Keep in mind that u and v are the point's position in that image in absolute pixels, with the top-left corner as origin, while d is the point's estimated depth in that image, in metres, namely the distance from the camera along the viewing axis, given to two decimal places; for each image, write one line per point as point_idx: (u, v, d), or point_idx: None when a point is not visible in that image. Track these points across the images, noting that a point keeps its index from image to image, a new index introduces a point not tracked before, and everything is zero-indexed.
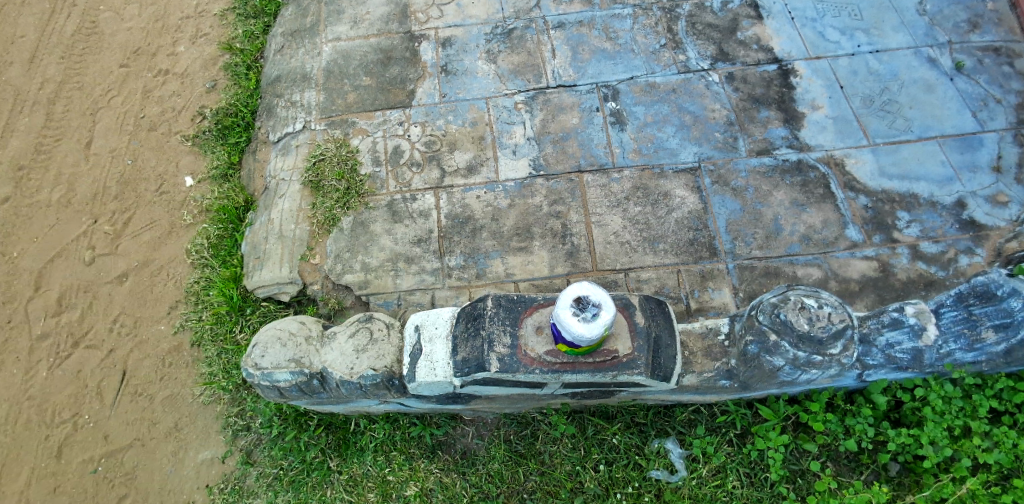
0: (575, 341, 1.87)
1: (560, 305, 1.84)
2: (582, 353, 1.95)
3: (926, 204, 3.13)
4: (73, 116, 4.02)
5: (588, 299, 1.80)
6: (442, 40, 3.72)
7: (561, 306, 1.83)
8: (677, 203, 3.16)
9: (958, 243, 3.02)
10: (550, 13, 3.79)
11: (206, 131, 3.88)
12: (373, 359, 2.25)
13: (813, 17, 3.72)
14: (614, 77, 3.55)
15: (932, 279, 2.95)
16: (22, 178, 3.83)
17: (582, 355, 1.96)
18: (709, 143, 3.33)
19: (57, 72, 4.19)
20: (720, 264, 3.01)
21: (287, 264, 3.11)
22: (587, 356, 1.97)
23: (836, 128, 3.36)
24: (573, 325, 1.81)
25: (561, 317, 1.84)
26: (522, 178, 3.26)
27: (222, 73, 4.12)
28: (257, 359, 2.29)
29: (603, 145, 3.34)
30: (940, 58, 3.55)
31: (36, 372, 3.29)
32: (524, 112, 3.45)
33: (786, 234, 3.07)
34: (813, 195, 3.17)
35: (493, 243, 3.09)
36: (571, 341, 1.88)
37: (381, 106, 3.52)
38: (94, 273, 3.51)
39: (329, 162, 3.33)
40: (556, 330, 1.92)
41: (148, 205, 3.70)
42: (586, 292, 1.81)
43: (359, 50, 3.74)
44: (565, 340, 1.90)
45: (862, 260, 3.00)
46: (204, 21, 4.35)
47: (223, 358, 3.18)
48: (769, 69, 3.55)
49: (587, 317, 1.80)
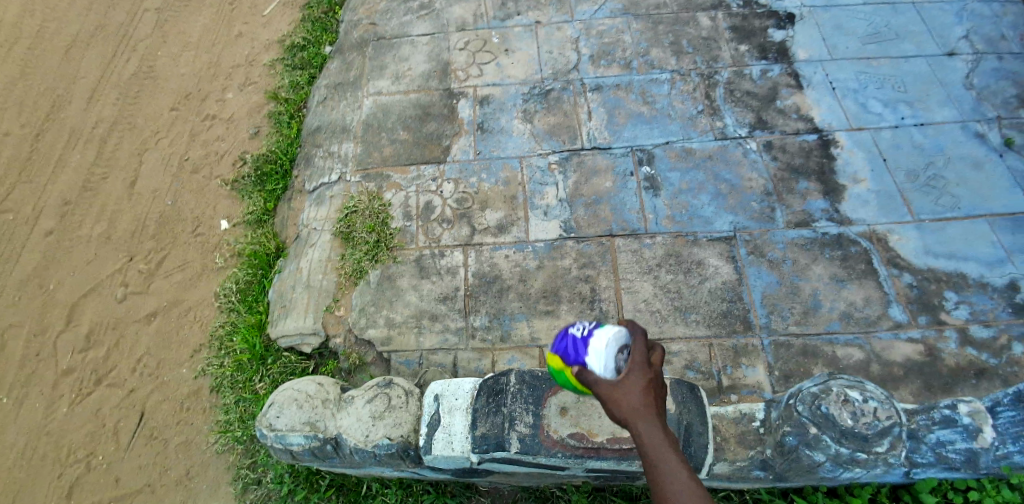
0: (588, 364, 1.68)
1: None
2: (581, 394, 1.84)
3: (975, 286, 2.98)
4: (122, 156, 4.17)
5: (627, 340, 1.69)
6: (479, 99, 3.79)
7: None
8: (711, 272, 3.08)
9: (1010, 329, 2.86)
10: (588, 76, 3.83)
11: (245, 177, 3.96)
12: (390, 428, 2.15)
13: (854, 89, 3.68)
14: (649, 141, 3.53)
15: (984, 367, 2.78)
16: (67, 212, 3.95)
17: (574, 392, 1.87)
18: (746, 213, 3.25)
19: (111, 113, 4.38)
20: (754, 340, 2.88)
21: (311, 315, 3.11)
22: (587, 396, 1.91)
23: (879, 203, 3.26)
24: (610, 342, 1.67)
25: (585, 330, 1.73)
26: (552, 239, 3.22)
27: (265, 121, 4.25)
28: (271, 420, 2.21)
29: (635, 210, 3.29)
30: (988, 133, 3.46)
31: (57, 407, 3.29)
32: (557, 173, 3.45)
33: (825, 310, 2.95)
34: (854, 271, 3.05)
35: (518, 305, 3.03)
36: (580, 362, 1.71)
37: (415, 162, 3.56)
38: (124, 311, 3.55)
39: (361, 214, 3.35)
40: (566, 336, 1.80)
41: (183, 246, 3.76)
42: (624, 328, 1.70)
43: (398, 104, 3.82)
44: (572, 358, 1.73)
45: (907, 342, 2.85)
46: (254, 71, 4.54)
47: (240, 407, 3.10)
48: (808, 138, 3.50)
49: (619, 366, 1.66)
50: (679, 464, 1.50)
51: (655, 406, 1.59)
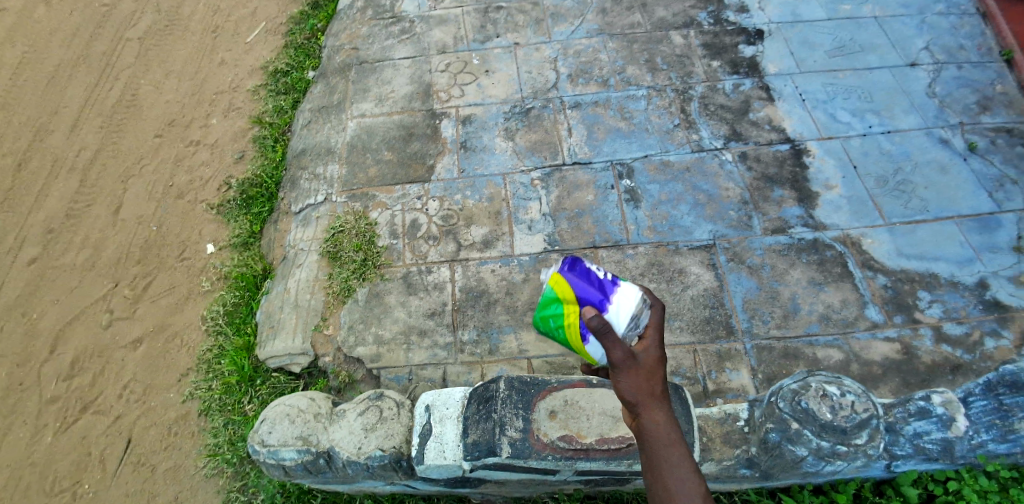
0: (608, 311, 1.64)
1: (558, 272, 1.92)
2: (552, 330, 1.84)
3: (946, 285, 3.09)
4: (106, 183, 4.18)
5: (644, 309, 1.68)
6: (462, 118, 3.88)
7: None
8: (692, 280, 3.15)
9: (982, 325, 2.96)
10: (567, 94, 3.94)
11: (230, 200, 3.98)
12: (382, 439, 2.18)
13: (823, 100, 3.83)
14: (628, 155, 3.63)
15: (959, 363, 2.86)
16: (50, 240, 3.94)
17: (547, 325, 1.84)
18: (724, 221, 3.35)
19: (94, 141, 4.39)
20: (737, 345, 2.95)
21: (300, 334, 3.12)
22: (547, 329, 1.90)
23: (851, 208, 3.37)
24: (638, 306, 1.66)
25: (613, 278, 1.70)
26: (536, 253, 3.28)
27: (250, 145, 4.29)
28: (264, 436, 2.23)
29: (617, 222, 3.37)
30: (952, 139, 3.61)
31: (42, 436, 3.24)
32: (540, 189, 3.52)
33: (804, 313, 3.03)
34: (831, 274, 3.15)
35: (506, 318, 3.07)
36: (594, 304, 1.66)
37: (400, 181, 3.62)
38: (109, 337, 3.53)
39: (348, 234, 3.39)
40: (581, 269, 1.72)
41: (169, 271, 3.76)
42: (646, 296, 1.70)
43: (382, 126, 3.89)
44: (588, 297, 1.67)
45: (884, 342, 2.94)
46: (238, 96, 4.59)
47: (229, 429, 3.09)
48: (781, 148, 3.62)
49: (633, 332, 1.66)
50: (683, 454, 1.47)
51: (664, 391, 1.56)
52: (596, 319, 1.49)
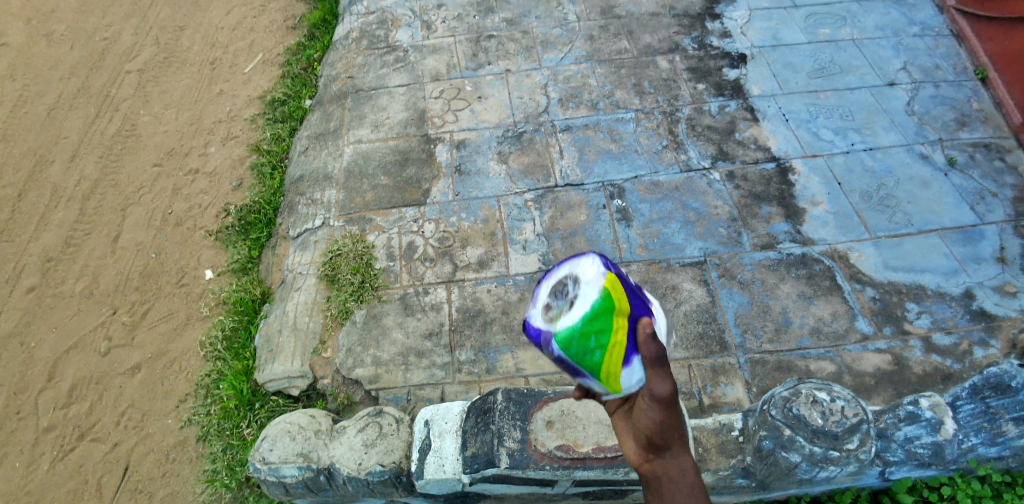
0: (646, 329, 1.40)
1: (548, 280, 1.44)
2: (578, 355, 1.28)
3: (934, 296, 3.16)
4: (104, 212, 4.23)
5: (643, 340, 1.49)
6: (456, 143, 3.97)
7: (545, 284, 1.44)
8: (685, 296, 3.21)
9: (970, 335, 3.02)
10: (558, 118, 4.05)
11: (229, 227, 4.03)
12: (381, 455, 2.20)
13: (806, 119, 3.95)
14: (619, 176, 3.72)
15: (949, 372, 2.91)
16: (49, 268, 3.98)
17: (576, 346, 1.27)
18: (714, 238, 3.42)
19: (93, 171, 4.46)
20: (731, 359, 3.00)
21: (299, 358, 3.13)
22: (556, 355, 1.32)
23: (837, 223, 3.46)
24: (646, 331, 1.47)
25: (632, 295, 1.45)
26: (531, 272, 3.34)
27: (248, 173, 4.37)
28: (265, 454, 2.25)
29: (610, 241, 3.44)
30: (932, 154, 3.73)
31: (38, 465, 3.23)
32: (533, 210, 3.60)
33: (795, 327, 3.09)
34: (820, 288, 3.22)
35: (502, 337, 3.11)
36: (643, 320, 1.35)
37: (396, 205, 3.69)
38: (107, 364, 3.54)
39: (346, 257, 3.44)
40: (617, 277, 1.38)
41: (168, 297, 3.79)
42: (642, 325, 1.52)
43: (377, 151, 3.98)
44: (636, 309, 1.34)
45: (875, 353, 2.99)
46: (235, 125, 4.69)
47: (228, 454, 3.09)
48: (767, 167, 3.72)
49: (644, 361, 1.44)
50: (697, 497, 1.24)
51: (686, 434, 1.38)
52: (653, 348, 1.27)
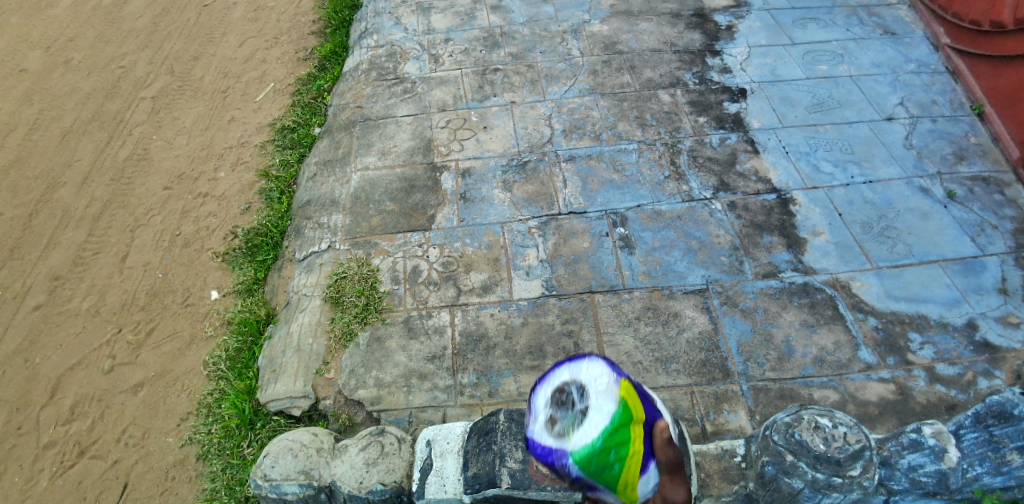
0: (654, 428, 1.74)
1: (545, 384, 1.68)
2: (598, 469, 1.53)
3: (936, 326, 3.17)
4: (114, 233, 4.29)
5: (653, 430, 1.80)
6: (461, 171, 4.04)
7: (543, 389, 1.67)
8: (687, 323, 3.23)
9: (974, 366, 3.01)
10: (561, 148, 4.14)
11: (235, 249, 4.08)
12: (383, 474, 2.21)
13: (806, 152, 4.02)
14: (621, 205, 3.78)
15: (954, 402, 2.90)
16: (56, 287, 4.01)
17: (597, 461, 1.52)
18: (716, 266, 3.45)
19: (104, 193, 4.54)
20: (734, 386, 2.99)
21: (302, 378, 3.16)
22: (571, 471, 1.55)
23: (838, 253, 3.49)
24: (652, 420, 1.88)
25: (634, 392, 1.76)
26: (534, 297, 3.36)
27: (256, 198, 4.43)
28: (267, 470, 2.25)
29: (613, 268, 3.47)
30: (931, 187, 3.78)
31: (36, 482, 3.19)
32: (537, 236, 3.65)
33: (798, 355, 3.09)
34: (822, 316, 3.23)
35: (505, 361, 3.11)
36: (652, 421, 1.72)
37: (402, 230, 3.74)
38: (109, 383, 3.54)
39: (351, 280, 3.48)
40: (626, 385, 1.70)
41: (173, 317, 3.81)
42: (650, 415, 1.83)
43: (384, 178, 4.05)
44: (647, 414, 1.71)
45: (879, 382, 2.98)
46: (245, 151, 4.78)
47: (227, 473, 3.05)
48: (768, 198, 3.78)
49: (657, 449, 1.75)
50: None
51: None
52: (663, 452, 1.69)
